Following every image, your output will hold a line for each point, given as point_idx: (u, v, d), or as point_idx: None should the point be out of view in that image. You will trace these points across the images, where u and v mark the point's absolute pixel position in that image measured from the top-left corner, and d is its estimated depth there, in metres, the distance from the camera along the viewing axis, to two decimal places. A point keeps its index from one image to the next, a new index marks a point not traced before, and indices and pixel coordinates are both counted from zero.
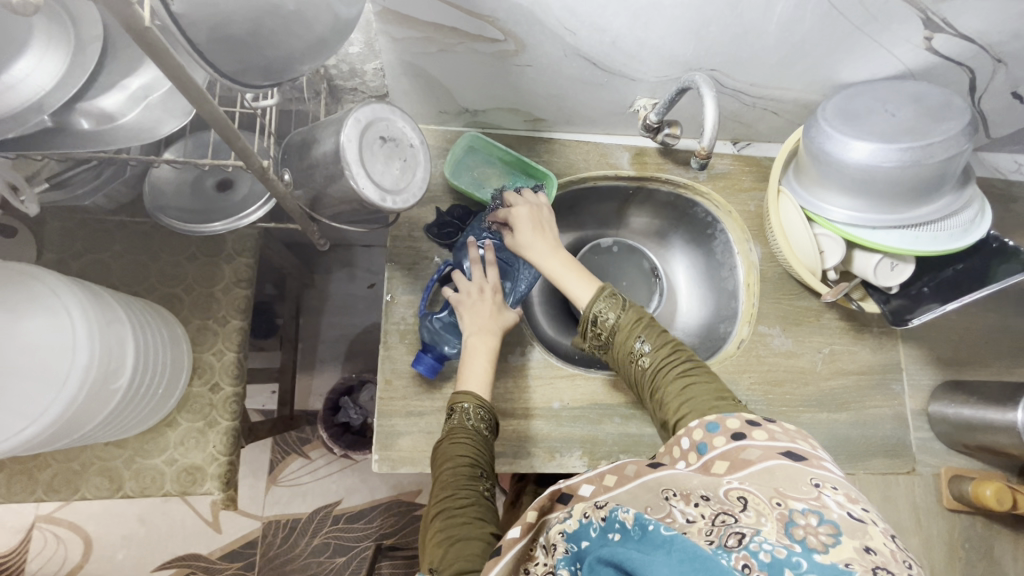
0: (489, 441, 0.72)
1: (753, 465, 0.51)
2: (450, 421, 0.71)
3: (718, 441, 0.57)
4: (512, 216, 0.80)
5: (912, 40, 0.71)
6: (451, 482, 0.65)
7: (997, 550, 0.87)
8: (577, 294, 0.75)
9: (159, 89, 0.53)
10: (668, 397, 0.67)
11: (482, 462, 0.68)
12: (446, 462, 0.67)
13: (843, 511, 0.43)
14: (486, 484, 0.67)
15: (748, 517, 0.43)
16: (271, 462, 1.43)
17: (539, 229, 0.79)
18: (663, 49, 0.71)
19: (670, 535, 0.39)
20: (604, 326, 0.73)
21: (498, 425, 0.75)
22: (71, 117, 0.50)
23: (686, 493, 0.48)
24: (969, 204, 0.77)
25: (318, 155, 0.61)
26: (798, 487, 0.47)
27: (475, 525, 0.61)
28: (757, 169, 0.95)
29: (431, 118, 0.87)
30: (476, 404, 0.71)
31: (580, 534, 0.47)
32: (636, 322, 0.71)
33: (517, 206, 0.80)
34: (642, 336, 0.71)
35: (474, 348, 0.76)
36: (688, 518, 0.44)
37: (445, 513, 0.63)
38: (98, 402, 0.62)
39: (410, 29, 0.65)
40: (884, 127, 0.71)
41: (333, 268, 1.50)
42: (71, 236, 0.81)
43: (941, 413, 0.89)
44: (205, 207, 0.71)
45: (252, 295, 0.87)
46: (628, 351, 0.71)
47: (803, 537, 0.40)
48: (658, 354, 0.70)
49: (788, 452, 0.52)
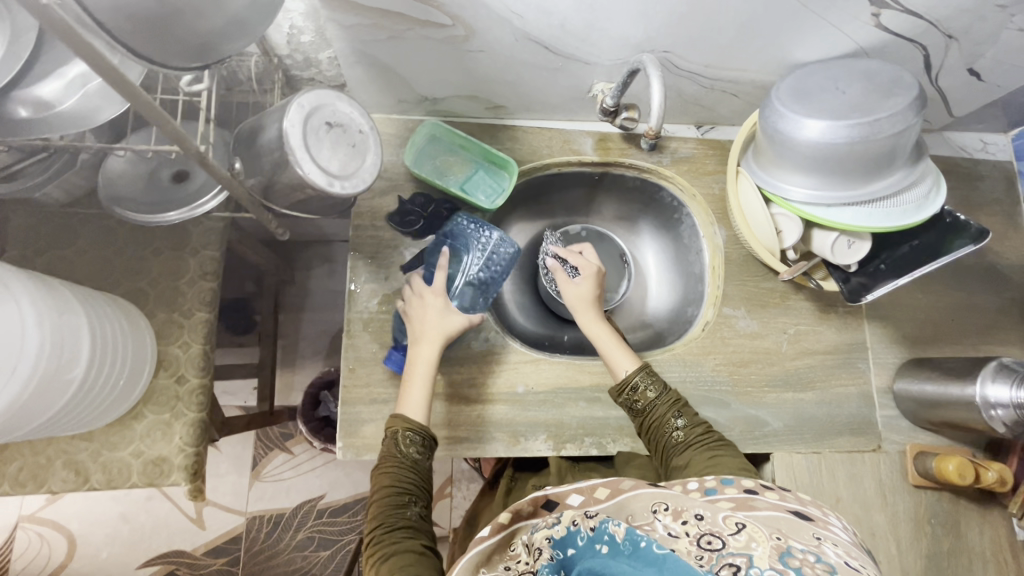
0: (421, 463, 0.70)
1: (758, 509, 0.50)
2: (383, 448, 0.71)
3: (729, 491, 0.54)
4: (585, 268, 0.88)
5: (859, 17, 0.71)
6: (380, 513, 0.66)
7: (965, 526, 0.88)
8: (619, 362, 0.79)
9: (94, 79, 0.52)
10: (695, 462, 0.70)
11: (412, 488, 0.68)
12: (375, 493, 0.67)
13: (841, 559, 0.44)
14: (418, 508, 0.67)
15: (737, 541, 0.45)
16: (254, 458, 1.44)
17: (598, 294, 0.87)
18: (614, 32, 0.71)
19: (663, 553, 0.44)
20: (643, 398, 0.76)
21: (434, 445, 0.73)
22: (8, 105, 0.51)
23: (677, 509, 0.50)
24: (923, 179, 0.77)
25: (265, 142, 0.61)
26: (800, 533, 0.48)
27: (408, 541, 0.63)
28: (721, 151, 0.95)
29: (392, 107, 0.87)
30: (404, 430, 0.70)
31: (567, 541, 0.48)
32: (675, 403, 0.76)
33: (585, 266, 0.89)
34: (679, 413, 0.75)
35: (415, 359, 0.74)
36: (672, 532, 0.47)
37: (373, 539, 0.64)
38: (52, 392, 0.62)
39: (357, 15, 0.66)
40: (835, 104, 0.72)
41: (313, 264, 1.50)
42: (34, 232, 0.81)
43: (906, 391, 0.89)
44: (161, 197, 0.72)
45: (218, 288, 0.88)
46: (664, 424, 0.75)
47: (797, 566, 0.42)
48: (692, 430, 0.74)
49: (797, 511, 0.51)
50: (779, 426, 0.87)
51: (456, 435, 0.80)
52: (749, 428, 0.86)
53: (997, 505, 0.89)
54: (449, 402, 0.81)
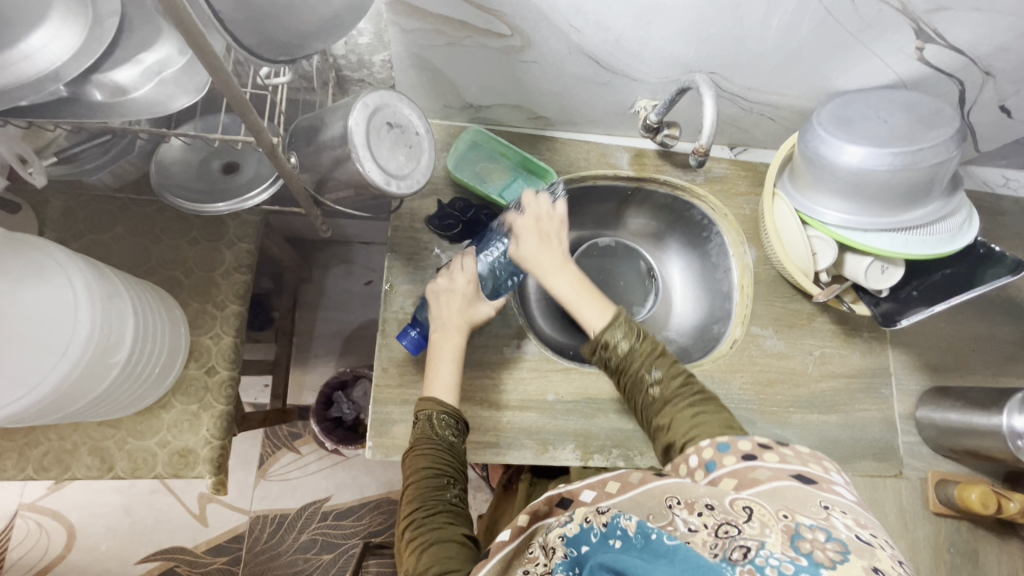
0: (456, 445, 0.71)
1: (761, 484, 0.53)
2: (415, 430, 0.70)
3: (728, 461, 0.58)
4: (518, 225, 0.81)
5: (904, 50, 0.73)
6: (419, 496, 0.66)
7: (982, 555, 0.88)
8: (589, 317, 0.78)
9: (172, 66, 0.53)
10: (676, 422, 0.68)
11: (449, 470, 0.68)
12: (412, 476, 0.67)
13: (852, 533, 0.44)
14: (456, 490, 0.68)
15: (751, 528, 0.45)
16: (260, 456, 1.42)
17: (546, 243, 0.81)
18: (665, 51, 0.73)
19: (674, 545, 0.42)
20: (616, 352, 0.75)
21: (467, 427, 0.73)
22: (85, 88, 0.52)
23: (691, 501, 0.50)
24: (957, 211, 0.79)
25: (326, 138, 0.62)
26: (807, 507, 0.48)
27: (447, 529, 0.63)
28: (753, 173, 0.97)
29: (436, 112, 0.89)
30: (438, 413, 0.70)
31: (580, 539, 0.48)
32: (650, 353, 0.74)
33: (523, 218, 0.81)
34: (654, 364, 0.73)
35: (439, 346, 0.75)
36: (691, 527, 0.46)
37: (415, 523, 0.64)
38: (94, 374, 0.63)
39: (419, 20, 0.67)
40: (877, 132, 0.74)
41: (331, 264, 1.51)
42: (73, 215, 0.81)
43: (929, 418, 0.90)
44: (211, 188, 0.72)
45: (251, 281, 0.88)
46: (640, 379, 0.73)
47: (809, 551, 0.41)
48: (668, 384, 0.72)
49: (801, 476, 0.53)
50: (803, 447, 0.88)
51: (485, 440, 0.80)
52: None
53: (1013, 536, 0.90)
54: (480, 407, 0.81)
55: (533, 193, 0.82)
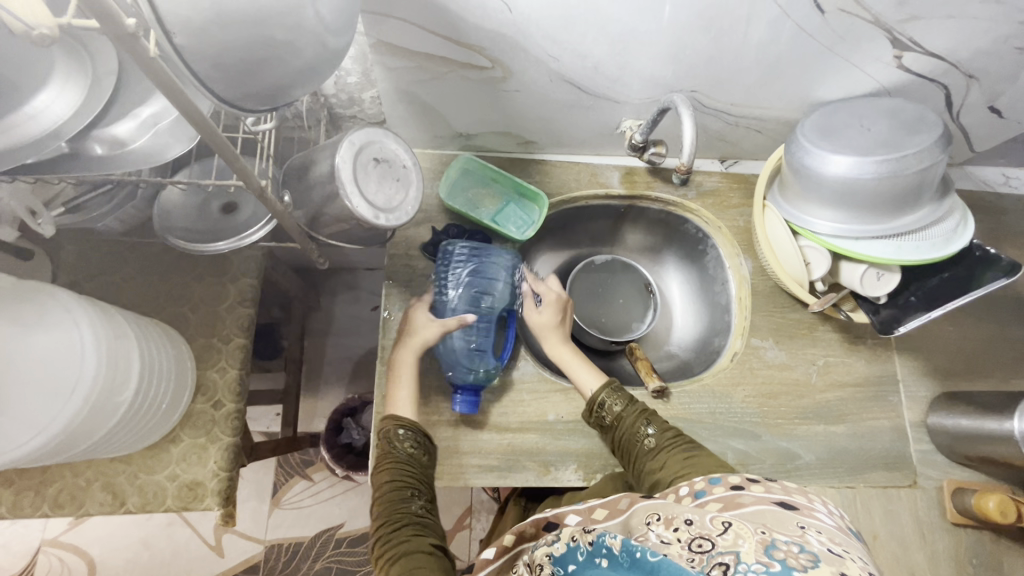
0: (418, 454, 0.72)
1: (744, 506, 0.50)
2: (377, 448, 0.72)
3: (717, 490, 0.55)
4: (544, 295, 0.89)
5: (882, 59, 0.74)
6: (385, 511, 0.66)
7: (1007, 566, 0.85)
8: (584, 379, 0.82)
9: (166, 117, 0.56)
10: (669, 465, 0.68)
11: (413, 480, 0.69)
12: (376, 493, 0.68)
13: (825, 546, 0.43)
14: (422, 500, 0.68)
15: (725, 539, 0.44)
16: (274, 485, 1.44)
17: (562, 319, 0.89)
18: (645, 72, 0.75)
19: (658, 560, 0.42)
20: (610, 412, 0.76)
21: (430, 435, 0.75)
22: (86, 143, 0.55)
23: (669, 517, 0.50)
24: (951, 214, 0.78)
25: (316, 176, 0.64)
26: (784, 525, 0.46)
27: (415, 540, 0.63)
28: (745, 186, 0.97)
29: (427, 142, 0.91)
30: (395, 428, 0.72)
31: (566, 558, 0.48)
32: (643, 411, 0.75)
33: (551, 291, 0.90)
34: (647, 422, 0.73)
35: (399, 365, 0.79)
36: (664, 540, 0.46)
37: (384, 539, 0.64)
38: (104, 414, 0.65)
39: (403, 58, 0.70)
40: (860, 140, 0.74)
41: (338, 291, 1.54)
42: (84, 258, 0.84)
43: (941, 424, 0.88)
44: (211, 227, 0.75)
45: (255, 314, 0.90)
46: (634, 434, 0.73)
47: (782, 558, 0.41)
48: (663, 436, 0.71)
49: (782, 502, 0.50)
50: (811, 459, 0.86)
51: (485, 464, 0.80)
52: (780, 460, 0.85)
53: None
54: (480, 430, 0.82)
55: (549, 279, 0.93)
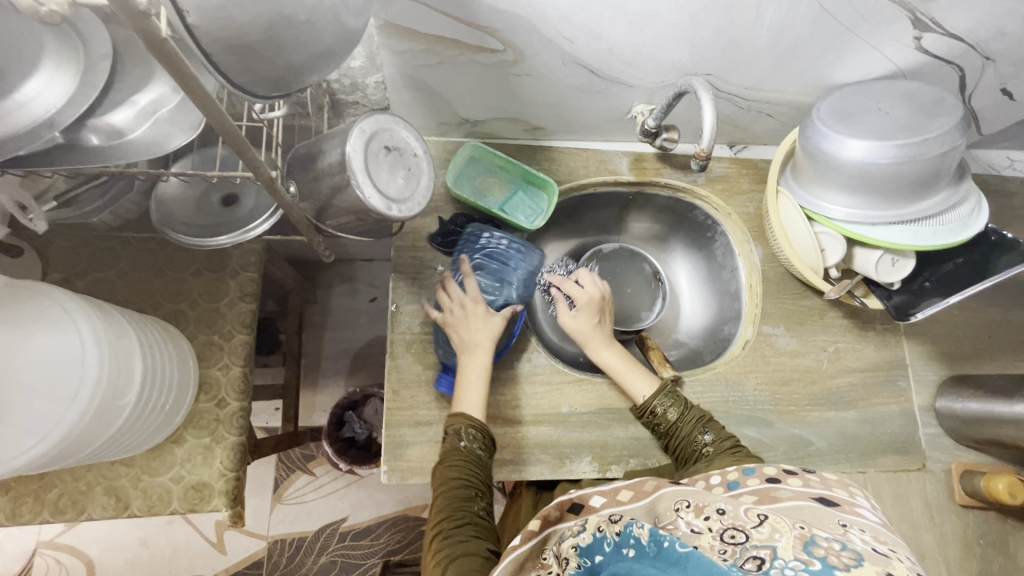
0: (484, 459, 0.69)
1: (781, 501, 0.50)
2: (445, 444, 0.70)
3: (752, 482, 0.54)
4: (580, 299, 0.86)
5: (901, 40, 0.72)
6: (447, 506, 0.63)
7: (1012, 545, 0.87)
8: (637, 388, 0.80)
9: (167, 105, 0.53)
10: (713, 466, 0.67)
11: (479, 483, 0.66)
12: (439, 488, 0.65)
13: (868, 545, 0.42)
14: (483, 503, 0.65)
15: (760, 532, 0.43)
16: (276, 480, 1.42)
17: (601, 320, 0.86)
18: (660, 55, 0.73)
19: (686, 552, 0.41)
20: (664, 420, 0.76)
21: (495, 443, 0.72)
22: (81, 133, 0.51)
23: (700, 505, 0.48)
24: (965, 198, 0.78)
25: (324, 165, 0.61)
26: (824, 523, 0.46)
27: (474, 542, 0.59)
28: (755, 171, 0.96)
29: (432, 129, 0.88)
30: (467, 427, 0.69)
31: (593, 548, 0.47)
32: (700, 417, 0.74)
33: (587, 291, 0.87)
34: (705, 428, 0.74)
35: (468, 366, 0.74)
36: (695, 529, 0.45)
37: (443, 534, 0.60)
38: (107, 417, 0.62)
39: (411, 41, 0.67)
40: (878, 124, 0.73)
41: (335, 283, 1.51)
42: (76, 254, 0.81)
43: (949, 408, 0.89)
44: (211, 221, 0.72)
45: (257, 309, 0.87)
46: (692, 441, 0.73)
47: (822, 556, 0.40)
48: (721, 443, 0.71)
49: (822, 498, 0.50)
50: (823, 446, 0.86)
51: (499, 458, 0.79)
52: (793, 447, 0.85)
53: None
54: (494, 424, 0.80)
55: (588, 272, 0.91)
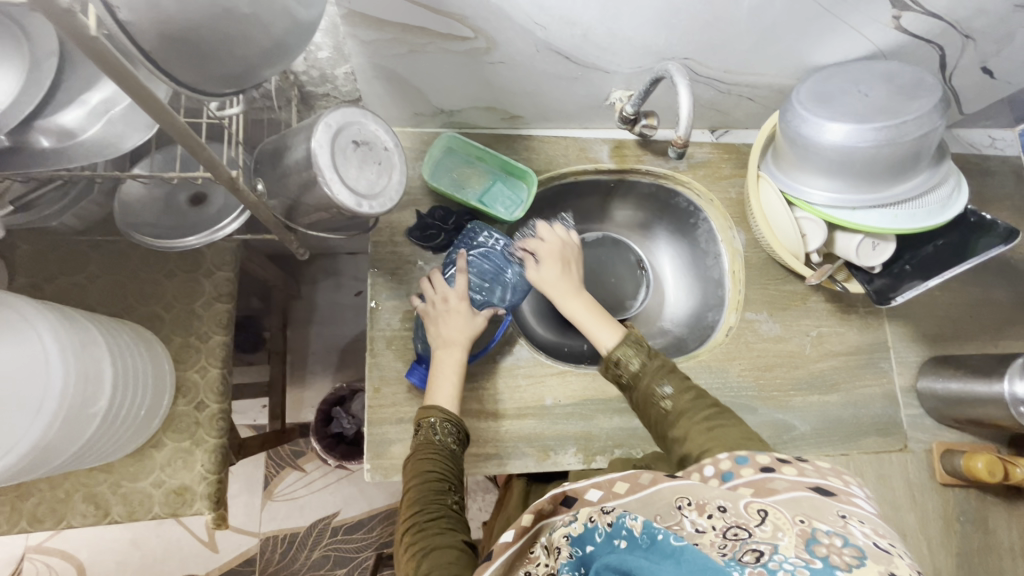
0: (457, 451, 0.69)
1: (778, 492, 0.48)
2: (417, 438, 0.69)
3: (746, 472, 0.52)
4: (541, 252, 0.84)
5: (880, 20, 0.71)
6: (420, 499, 0.62)
7: (991, 522, 0.88)
8: (600, 338, 0.75)
9: (120, 104, 0.51)
10: (691, 434, 0.63)
11: (452, 476, 0.66)
12: (411, 481, 0.64)
13: (869, 540, 0.41)
14: (457, 496, 0.65)
15: (763, 531, 0.42)
16: (265, 478, 1.41)
17: (566, 271, 0.83)
18: (636, 39, 0.71)
19: (681, 546, 0.39)
20: (627, 370, 0.70)
21: (468, 436, 0.72)
22: (28, 135, 0.49)
23: (701, 503, 0.47)
24: (945, 180, 0.77)
25: (291, 162, 0.60)
26: (823, 515, 0.44)
27: (450, 534, 0.59)
28: (736, 156, 0.95)
29: (407, 120, 0.86)
30: (442, 420, 0.69)
31: (584, 539, 0.45)
32: (662, 368, 0.69)
33: (548, 242, 0.85)
34: (665, 380, 0.68)
35: (441, 362, 0.73)
36: (699, 528, 0.44)
37: (416, 526, 0.60)
38: (76, 426, 0.61)
39: (378, 30, 0.64)
40: (858, 107, 0.72)
41: (319, 278, 1.49)
42: (42, 258, 0.78)
43: (930, 388, 0.89)
44: (180, 221, 0.70)
45: (234, 309, 0.85)
46: (651, 394, 0.67)
47: (824, 555, 0.38)
48: (681, 397, 0.66)
49: (820, 488, 0.48)
50: (807, 429, 0.87)
51: (483, 452, 0.79)
52: (777, 431, 0.86)
53: (1022, 500, 0.90)
54: (477, 418, 0.80)
55: (547, 224, 0.88)
